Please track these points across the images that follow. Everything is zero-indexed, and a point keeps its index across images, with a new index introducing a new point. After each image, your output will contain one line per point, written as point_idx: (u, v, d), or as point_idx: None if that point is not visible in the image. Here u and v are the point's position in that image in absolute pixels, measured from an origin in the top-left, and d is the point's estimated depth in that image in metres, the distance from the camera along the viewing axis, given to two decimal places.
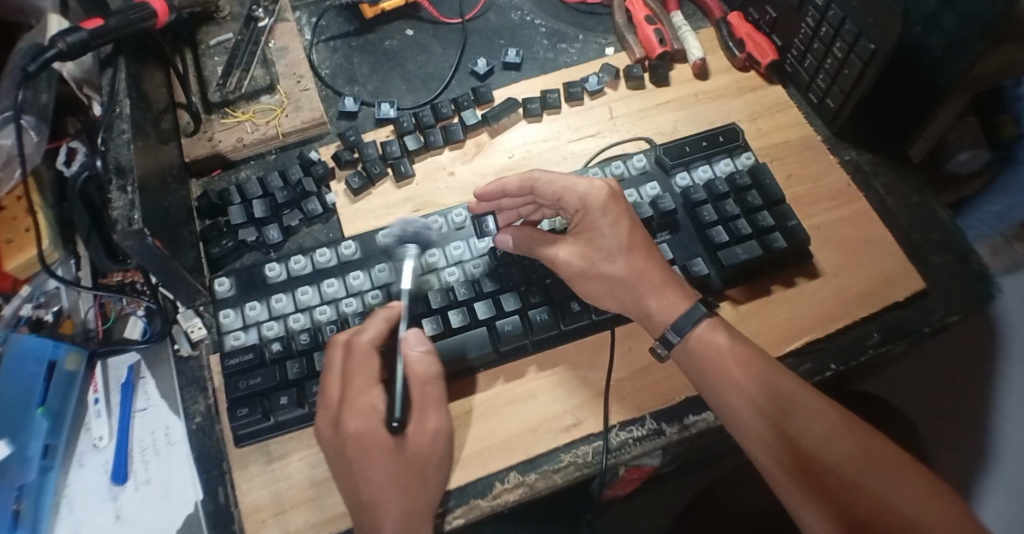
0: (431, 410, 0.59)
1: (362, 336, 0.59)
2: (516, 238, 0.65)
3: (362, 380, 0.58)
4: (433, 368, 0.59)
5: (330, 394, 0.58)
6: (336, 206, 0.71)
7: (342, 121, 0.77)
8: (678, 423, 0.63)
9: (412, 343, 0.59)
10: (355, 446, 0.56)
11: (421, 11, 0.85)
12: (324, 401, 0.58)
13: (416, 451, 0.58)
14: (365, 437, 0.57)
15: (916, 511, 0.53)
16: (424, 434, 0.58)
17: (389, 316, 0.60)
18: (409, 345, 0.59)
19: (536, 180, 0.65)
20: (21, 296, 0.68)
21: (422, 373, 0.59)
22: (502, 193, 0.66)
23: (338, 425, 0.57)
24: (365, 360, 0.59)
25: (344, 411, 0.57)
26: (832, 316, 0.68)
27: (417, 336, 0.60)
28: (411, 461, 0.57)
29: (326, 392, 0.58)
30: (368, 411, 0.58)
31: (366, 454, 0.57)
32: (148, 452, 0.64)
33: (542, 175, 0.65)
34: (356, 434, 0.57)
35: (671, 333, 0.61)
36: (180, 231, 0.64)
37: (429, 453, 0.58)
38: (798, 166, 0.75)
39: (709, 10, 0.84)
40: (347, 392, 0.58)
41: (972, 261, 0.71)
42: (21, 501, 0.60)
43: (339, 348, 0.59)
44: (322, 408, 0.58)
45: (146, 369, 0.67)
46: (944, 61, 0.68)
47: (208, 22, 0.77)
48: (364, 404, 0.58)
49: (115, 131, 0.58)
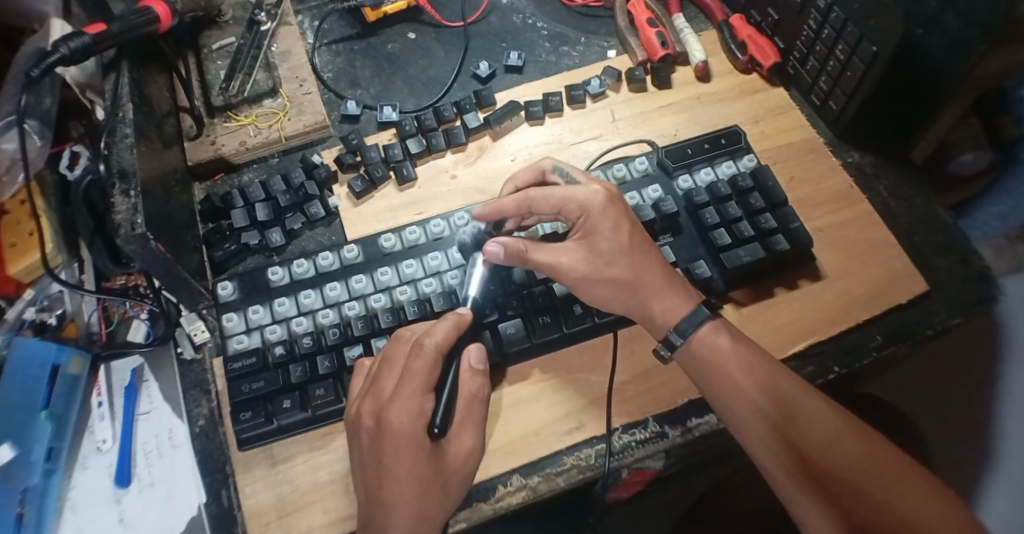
0: (468, 428, 0.59)
1: (432, 338, 0.58)
2: (506, 249, 0.63)
3: (418, 385, 0.57)
4: (483, 387, 0.60)
5: (384, 386, 0.57)
6: (339, 209, 0.71)
7: (345, 124, 0.77)
8: (681, 426, 0.63)
9: (471, 357, 0.60)
10: (393, 442, 0.55)
11: (423, 15, 0.85)
12: (376, 391, 0.57)
13: (448, 463, 0.58)
14: (406, 435, 0.56)
15: (917, 513, 0.53)
16: (460, 449, 0.58)
17: (457, 324, 0.60)
18: (468, 359, 0.60)
19: (532, 200, 0.64)
20: (24, 300, 0.68)
21: (472, 389, 0.60)
22: (501, 214, 0.65)
23: (381, 416, 0.56)
24: (429, 364, 0.57)
25: (393, 405, 0.56)
26: (835, 319, 0.67)
27: (478, 351, 0.61)
28: (440, 472, 0.57)
29: (379, 383, 0.58)
30: (415, 412, 0.57)
31: (399, 452, 0.55)
32: (152, 455, 0.64)
33: (537, 192, 0.64)
34: (399, 431, 0.56)
35: (674, 335, 0.61)
36: (183, 235, 0.64)
37: (458, 469, 0.58)
38: (800, 168, 0.75)
39: (710, 13, 0.84)
40: (400, 391, 0.57)
41: (974, 262, 0.71)
42: (25, 505, 0.60)
43: (405, 346, 0.59)
44: (370, 397, 0.57)
45: (149, 373, 0.68)
46: (946, 63, 0.69)
47: (211, 25, 0.77)
48: (414, 406, 0.56)
49: (119, 135, 0.58)
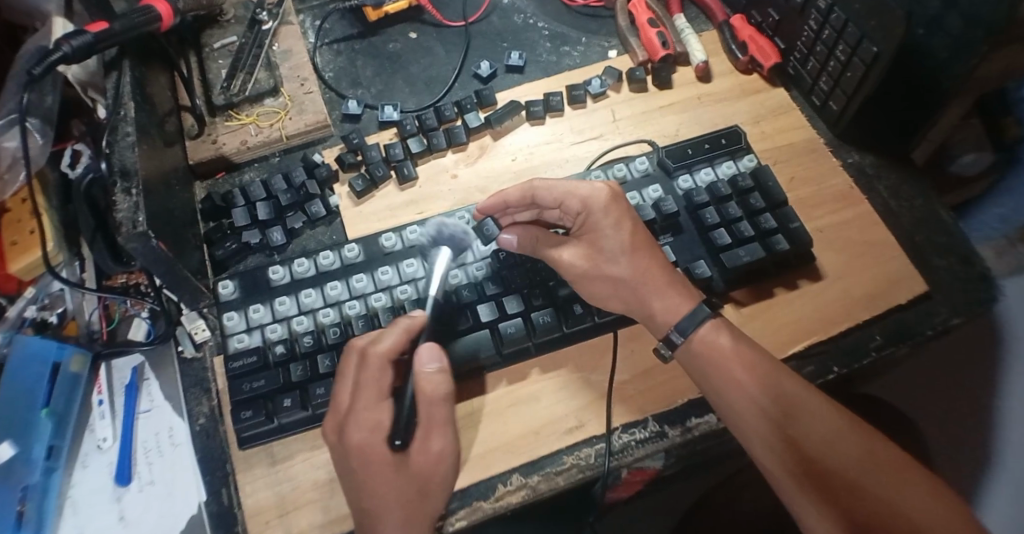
0: (436, 432, 0.57)
1: (376, 347, 0.57)
2: (520, 237, 0.66)
3: (371, 394, 0.57)
4: (442, 387, 0.57)
5: (342, 400, 0.57)
6: (340, 208, 0.71)
7: (346, 123, 0.77)
8: (681, 426, 0.63)
9: (425, 359, 0.57)
10: (358, 457, 0.56)
11: (425, 14, 0.85)
12: (335, 406, 0.58)
13: (419, 468, 0.57)
14: (370, 451, 0.56)
15: (919, 513, 0.53)
16: (427, 455, 0.57)
17: (409, 327, 0.59)
18: (420, 360, 0.57)
19: (536, 190, 0.65)
20: (26, 297, 0.69)
21: (430, 393, 0.56)
22: (504, 206, 0.67)
23: (344, 432, 0.56)
24: (379, 372, 0.57)
25: (351, 420, 0.56)
26: (835, 319, 0.67)
27: (431, 351, 0.57)
28: (413, 478, 0.57)
29: (337, 398, 0.58)
30: (375, 426, 0.57)
31: (368, 467, 0.56)
32: (152, 453, 0.64)
33: (540, 183, 0.65)
34: (361, 445, 0.56)
35: (675, 334, 0.61)
36: (184, 233, 0.64)
37: (431, 473, 0.57)
38: (801, 169, 0.75)
39: (712, 13, 0.84)
40: (355, 405, 0.57)
41: (975, 262, 0.71)
42: (25, 502, 0.60)
43: (353, 357, 0.58)
44: (331, 413, 0.58)
45: (150, 371, 0.68)
46: (947, 63, 0.69)
47: (213, 24, 0.77)
48: (372, 419, 0.57)
49: (121, 133, 0.58)
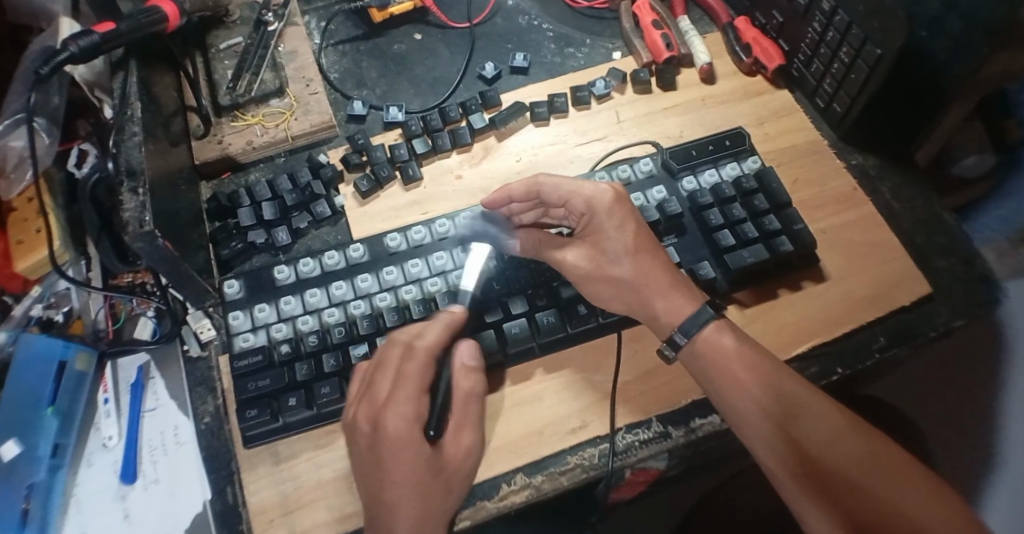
0: (467, 428, 0.59)
1: (424, 340, 0.58)
2: (524, 241, 0.66)
3: (413, 386, 0.57)
4: (478, 384, 0.60)
5: (378, 390, 0.57)
6: (344, 208, 0.72)
7: (351, 124, 0.78)
8: (684, 426, 0.64)
9: (465, 355, 0.60)
10: (392, 446, 0.55)
11: (429, 16, 0.86)
12: (370, 396, 0.57)
13: (447, 462, 0.57)
14: (405, 439, 0.55)
15: (919, 513, 0.53)
16: (458, 449, 0.58)
17: (451, 322, 0.60)
18: (462, 356, 0.60)
19: (541, 185, 0.66)
20: (32, 296, 0.69)
21: (468, 388, 0.59)
22: (510, 200, 0.67)
23: (379, 421, 0.56)
24: (422, 367, 0.57)
25: (388, 408, 0.56)
26: (838, 321, 0.68)
27: (471, 348, 0.60)
28: (438, 473, 0.56)
29: (373, 388, 0.57)
30: (411, 416, 0.56)
31: (399, 456, 0.55)
32: (157, 452, 0.65)
33: (547, 179, 0.66)
34: (398, 434, 0.55)
35: (678, 336, 0.62)
36: (189, 232, 0.64)
37: (457, 467, 0.58)
38: (804, 171, 0.76)
39: (715, 15, 0.85)
40: (396, 395, 0.56)
41: (978, 264, 0.71)
42: (30, 501, 0.61)
43: (398, 349, 0.58)
44: (364, 402, 0.57)
45: (155, 370, 0.68)
46: (948, 63, 0.69)
47: (219, 25, 0.77)
48: (409, 410, 0.56)
49: (127, 133, 0.59)
